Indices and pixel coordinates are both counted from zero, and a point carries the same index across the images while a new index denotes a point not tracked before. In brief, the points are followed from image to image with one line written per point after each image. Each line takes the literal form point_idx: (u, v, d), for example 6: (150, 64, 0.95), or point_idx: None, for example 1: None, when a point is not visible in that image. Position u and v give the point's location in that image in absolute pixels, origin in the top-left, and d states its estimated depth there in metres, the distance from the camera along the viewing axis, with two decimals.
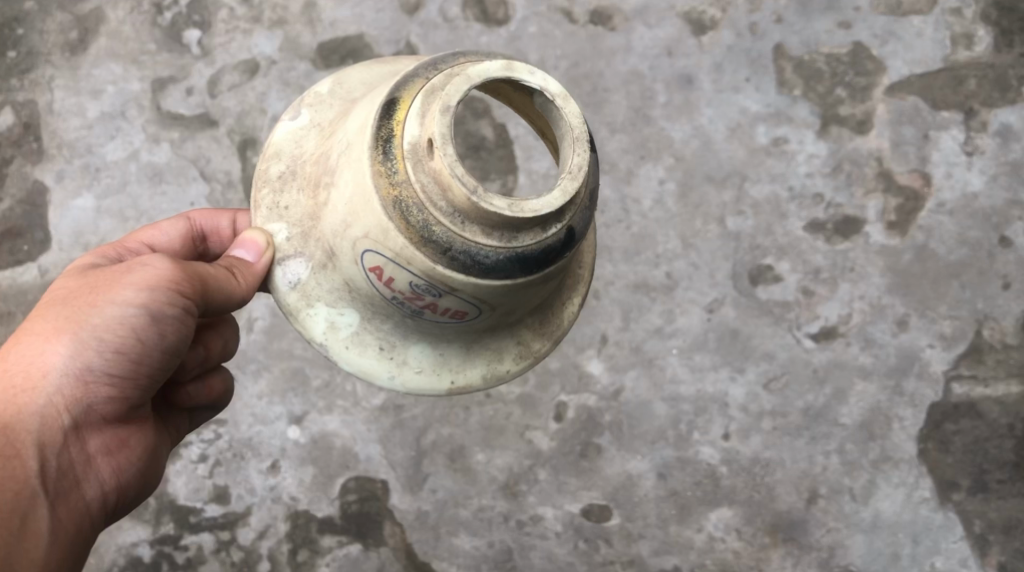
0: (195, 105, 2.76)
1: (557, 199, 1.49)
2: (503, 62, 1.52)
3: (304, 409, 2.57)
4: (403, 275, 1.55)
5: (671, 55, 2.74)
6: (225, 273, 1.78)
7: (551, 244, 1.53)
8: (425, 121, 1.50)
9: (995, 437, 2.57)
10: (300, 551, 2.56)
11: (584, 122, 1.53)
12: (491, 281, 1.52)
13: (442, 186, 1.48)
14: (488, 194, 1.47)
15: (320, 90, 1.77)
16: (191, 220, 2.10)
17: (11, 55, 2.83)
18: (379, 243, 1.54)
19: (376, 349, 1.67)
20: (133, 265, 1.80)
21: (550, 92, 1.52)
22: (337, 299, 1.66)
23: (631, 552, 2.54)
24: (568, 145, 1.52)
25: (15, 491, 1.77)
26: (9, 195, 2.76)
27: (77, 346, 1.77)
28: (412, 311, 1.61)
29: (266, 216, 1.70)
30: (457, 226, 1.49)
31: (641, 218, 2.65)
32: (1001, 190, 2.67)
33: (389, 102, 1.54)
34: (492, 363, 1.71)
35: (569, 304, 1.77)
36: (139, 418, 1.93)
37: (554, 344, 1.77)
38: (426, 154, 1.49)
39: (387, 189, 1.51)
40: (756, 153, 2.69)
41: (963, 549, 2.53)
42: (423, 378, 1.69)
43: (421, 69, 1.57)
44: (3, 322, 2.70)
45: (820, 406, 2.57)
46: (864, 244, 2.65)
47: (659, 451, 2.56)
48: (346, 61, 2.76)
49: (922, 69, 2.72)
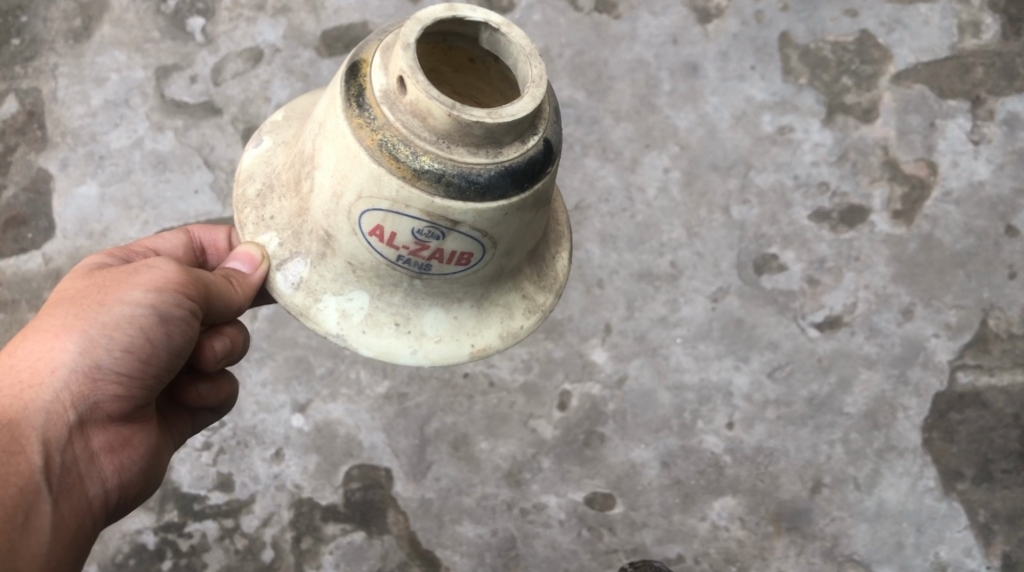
0: (199, 93, 2.76)
1: (529, 103, 1.48)
2: (444, 4, 1.52)
3: (308, 397, 2.58)
4: (403, 224, 1.54)
5: (676, 43, 2.74)
6: (224, 282, 1.78)
7: (535, 155, 1.53)
8: (389, 69, 1.51)
9: (1001, 427, 2.56)
10: (305, 539, 2.55)
11: (532, 40, 1.54)
12: (489, 204, 1.51)
13: (422, 116, 1.48)
14: (465, 107, 1.46)
15: (276, 118, 1.79)
16: (190, 232, 2.10)
17: (15, 43, 2.83)
18: (373, 197, 1.52)
19: (391, 326, 1.65)
20: (141, 267, 1.80)
21: (494, 22, 1.53)
22: (343, 283, 1.63)
23: (635, 540, 2.53)
24: (522, 62, 1.53)
25: (20, 486, 1.75)
26: (13, 182, 2.76)
27: (86, 343, 1.77)
28: (419, 267, 1.60)
29: (254, 231, 1.68)
30: (445, 151, 1.48)
31: (645, 207, 2.65)
32: (1009, 178, 2.66)
33: (352, 65, 1.55)
34: (504, 320, 1.71)
35: (558, 257, 1.79)
36: (142, 418, 1.93)
37: (557, 297, 1.77)
38: (398, 94, 1.49)
39: (370, 137, 1.50)
40: (762, 141, 2.68)
41: (967, 539, 2.51)
42: (444, 345, 1.67)
43: (373, 35, 1.59)
44: (6, 310, 2.69)
45: (825, 395, 2.57)
46: (869, 233, 2.64)
47: (663, 440, 2.56)
48: (350, 49, 2.75)
49: (929, 57, 2.72)
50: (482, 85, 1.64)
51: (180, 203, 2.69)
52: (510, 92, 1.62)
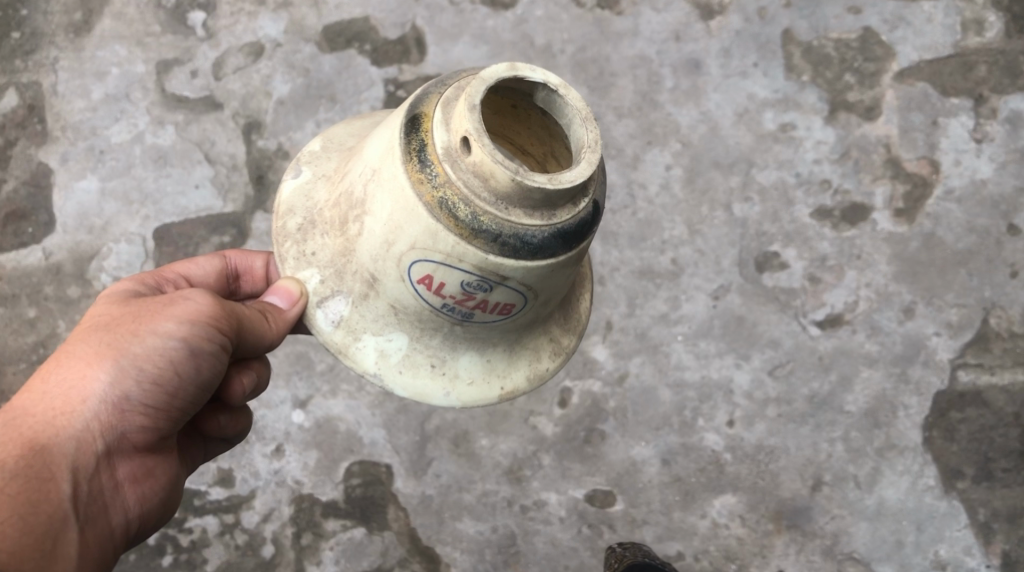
0: (199, 88, 2.74)
1: (586, 170, 1.52)
2: (506, 63, 1.56)
3: (309, 393, 2.58)
4: (453, 277, 1.56)
5: (679, 40, 2.73)
6: (259, 316, 1.80)
7: (584, 218, 1.57)
8: (451, 126, 1.53)
9: (1001, 426, 2.55)
10: (305, 535, 2.55)
11: (587, 104, 1.58)
12: (540, 262, 1.55)
13: (483, 177, 1.50)
14: (528, 172, 1.50)
15: (313, 147, 1.79)
16: (225, 257, 2.09)
17: (15, 37, 2.82)
18: (427, 250, 1.55)
19: (428, 367, 1.67)
20: (175, 298, 1.80)
21: (553, 83, 1.56)
22: (383, 325, 1.65)
23: (635, 537, 2.53)
24: (578, 125, 1.56)
25: (49, 514, 1.74)
26: (13, 176, 2.75)
27: (117, 373, 1.76)
28: (462, 316, 1.62)
29: (294, 266, 1.69)
30: (503, 212, 1.51)
31: (647, 204, 2.65)
32: (1011, 176, 2.65)
33: (411, 118, 1.57)
34: (533, 363, 1.74)
35: (582, 300, 1.83)
36: (165, 449, 1.92)
37: (579, 339, 1.81)
38: (461, 153, 1.52)
39: (429, 194, 1.53)
40: (764, 139, 2.68)
41: (967, 537, 2.51)
42: (476, 388, 1.70)
43: (431, 86, 1.61)
44: (7, 304, 2.69)
45: (826, 393, 2.57)
46: (871, 230, 2.64)
47: (663, 437, 2.56)
48: (351, 44, 2.75)
49: (932, 55, 2.72)
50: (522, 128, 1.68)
51: (181, 198, 2.69)
52: (550, 138, 1.66)
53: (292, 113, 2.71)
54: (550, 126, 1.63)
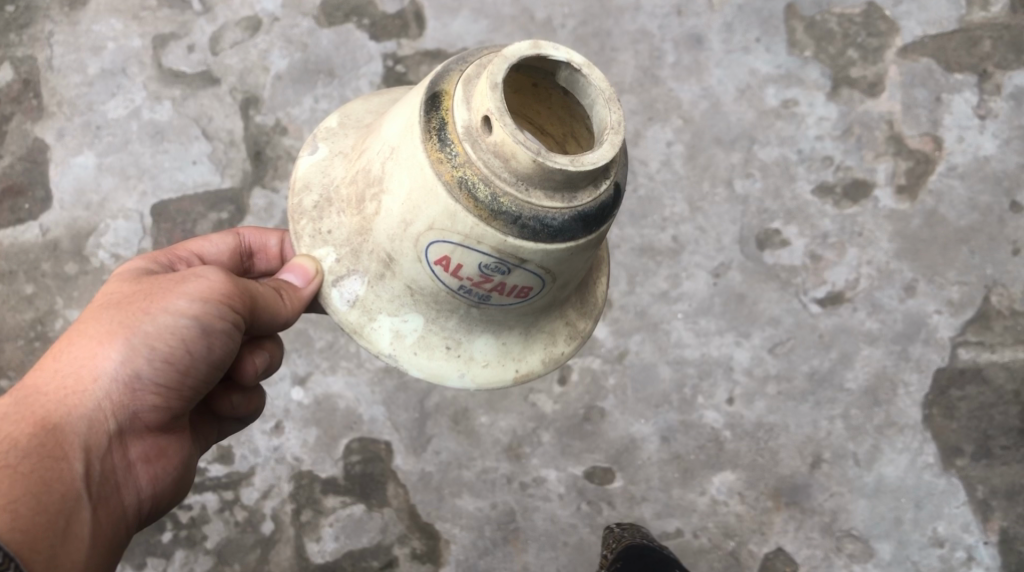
0: (197, 62, 2.72)
1: (609, 152, 1.51)
2: (529, 42, 1.54)
3: (308, 370, 2.58)
4: (471, 258, 1.55)
5: (681, 14, 2.71)
6: (273, 293, 1.79)
7: (605, 201, 1.56)
8: (473, 105, 1.52)
9: (1001, 403, 2.55)
10: (304, 511, 2.55)
11: (611, 84, 1.56)
12: (559, 245, 1.54)
13: (504, 157, 1.49)
14: (550, 153, 1.48)
15: (330, 123, 1.77)
16: (239, 234, 2.08)
17: (10, 10, 2.80)
18: (445, 230, 1.53)
19: (442, 348, 1.66)
20: (187, 276, 1.79)
21: (576, 63, 1.55)
22: (399, 305, 1.64)
23: (634, 514, 2.53)
24: (601, 105, 1.55)
25: (62, 492, 1.72)
26: (10, 151, 2.73)
27: (129, 352, 1.75)
28: (478, 297, 1.61)
29: (310, 243, 1.68)
30: (523, 194, 1.50)
31: (648, 180, 2.63)
32: (1014, 153, 2.64)
33: (432, 96, 1.56)
34: (548, 346, 1.73)
35: (599, 283, 1.82)
36: (177, 429, 1.92)
37: (595, 323, 1.80)
38: (482, 133, 1.50)
39: (450, 173, 1.51)
40: (766, 115, 2.66)
41: (965, 514, 2.51)
42: (490, 370, 1.69)
43: (453, 64, 1.59)
44: (5, 280, 2.67)
45: (826, 370, 2.56)
46: (873, 208, 2.62)
47: (663, 415, 2.56)
48: (349, 18, 2.72)
49: (936, 30, 2.69)
50: (541, 108, 1.65)
51: (178, 173, 2.67)
52: (570, 119, 1.63)
53: (290, 87, 2.69)
54: (572, 107, 1.61)
